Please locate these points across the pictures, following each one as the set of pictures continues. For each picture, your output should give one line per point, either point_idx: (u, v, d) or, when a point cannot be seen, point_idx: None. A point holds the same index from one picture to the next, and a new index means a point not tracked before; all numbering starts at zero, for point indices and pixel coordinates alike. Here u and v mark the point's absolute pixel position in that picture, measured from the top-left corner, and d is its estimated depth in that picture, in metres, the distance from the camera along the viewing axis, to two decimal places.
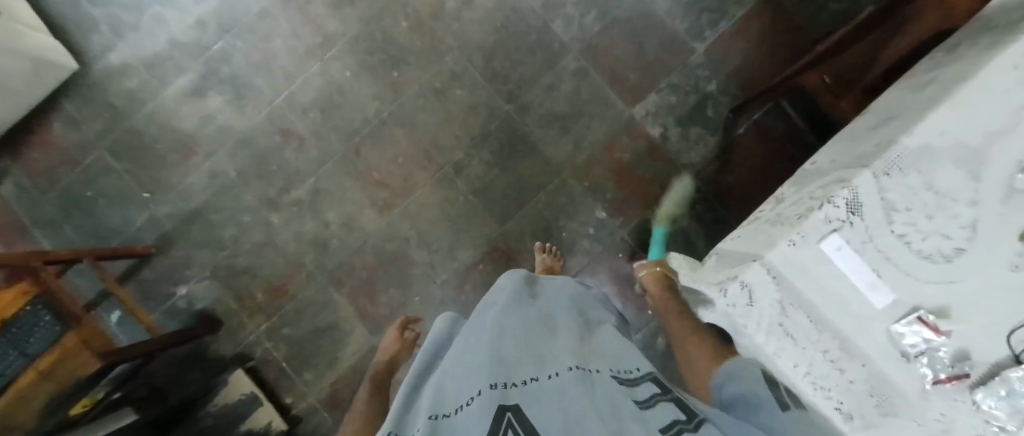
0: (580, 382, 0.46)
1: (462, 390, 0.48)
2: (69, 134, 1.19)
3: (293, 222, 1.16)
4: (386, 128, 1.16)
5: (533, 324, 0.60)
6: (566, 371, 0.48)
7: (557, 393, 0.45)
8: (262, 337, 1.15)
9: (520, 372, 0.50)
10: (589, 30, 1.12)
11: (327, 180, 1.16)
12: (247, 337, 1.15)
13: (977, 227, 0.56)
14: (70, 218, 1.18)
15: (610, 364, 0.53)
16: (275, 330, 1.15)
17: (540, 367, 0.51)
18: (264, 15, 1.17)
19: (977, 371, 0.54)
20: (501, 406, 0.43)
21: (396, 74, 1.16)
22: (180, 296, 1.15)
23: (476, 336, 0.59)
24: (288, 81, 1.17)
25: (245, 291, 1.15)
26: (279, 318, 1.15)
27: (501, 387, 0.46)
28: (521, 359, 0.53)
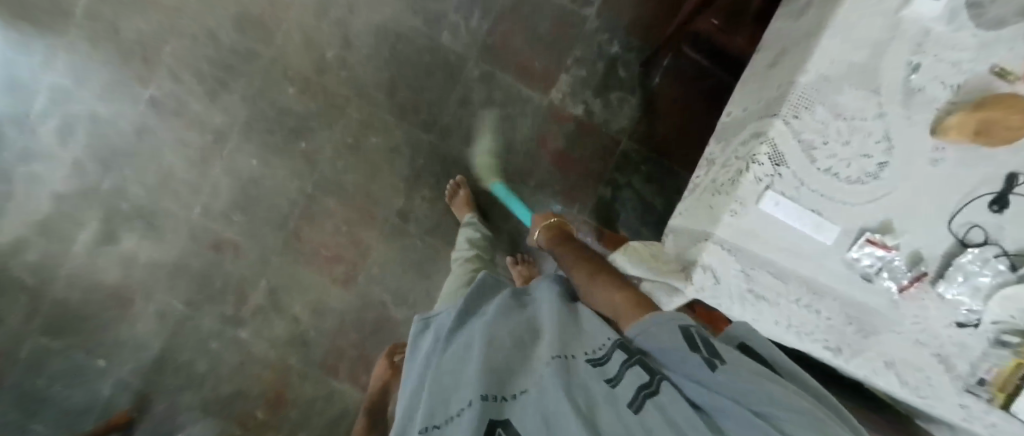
0: (561, 378, 0.45)
1: (454, 400, 0.49)
2: None
3: (263, 329, 1.12)
4: (317, 202, 1.11)
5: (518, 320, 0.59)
6: (545, 369, 0.47)
7: (539, 400, 0.45)
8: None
9: (509, 378, 0.50)
10: (479, 31, 1.06)
11: (280, 275, 1.11)
12: None
13: (892, 137, 0.55)
14: (34, 414, 1.10)
15: (589, 340, 0.51)
16: None
17: (527, 370, 0.50)
18: (142, 133, 1.07)
19: (932, 267, 0.55)
20: (490, 422, 0.45)
21: (305, 144, 1.09)
22: None
23: (462, 340, 0.58)
24: (199, 192, 1.09)
25: (244, 415, 1.11)
26: (289, 425, 1.12)
27: (492, 399, 0.47)
28: (507, 361, 0.52)
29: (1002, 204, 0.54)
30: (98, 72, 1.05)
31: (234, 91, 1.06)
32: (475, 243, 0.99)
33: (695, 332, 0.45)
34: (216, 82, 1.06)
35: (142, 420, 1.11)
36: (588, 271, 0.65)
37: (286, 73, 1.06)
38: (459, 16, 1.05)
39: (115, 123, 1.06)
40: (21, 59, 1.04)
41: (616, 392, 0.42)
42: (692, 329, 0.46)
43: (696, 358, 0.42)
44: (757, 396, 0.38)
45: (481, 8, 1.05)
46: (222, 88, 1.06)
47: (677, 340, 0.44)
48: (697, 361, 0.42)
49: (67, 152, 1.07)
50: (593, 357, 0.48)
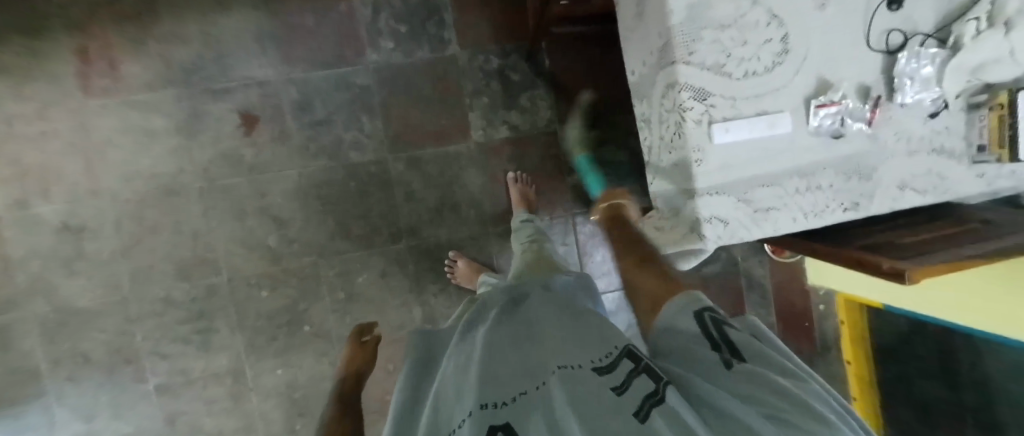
0: (564, 384, 0.38)
1: (454, 410, 0.41)
2: None
3: None
4: None
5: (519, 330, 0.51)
6: (551, 375, 0.40)
7: (545, 407, 0.38)
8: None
9: (510, 387, 0.42)
10: (378, 131, 1.05)
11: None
12: None
13: (777, 12, 0.56)
14: None
15: (596, 347, 0.43)
16: None
17: (528, 376, 0.43)
18: (171, 419, 1.06)
19: (879, 88, 0.58)
20: (490, 428, 0.36)
21: (309, 326, 1.08)
22: None
23: (461, 355, 0.50)
24: (253, 428, 1.09)
25: None
26: None
27: (491, 407, 0.39)
28: (507, 372, 0.44)
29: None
30: (98, 399, 1.03)
31: (220, 328, 1.05)
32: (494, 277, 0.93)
33: (711, 318, 0.40)
34: (200, 332, 1.05)
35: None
36: (626, 248, 0.58)
37: (250, 282, 1.05)
38: (353, 132, 1.04)
39: (143, 428, 1.05)
40: None
41: (624, 402, 0.34)
42: (711, 313, 0.40)
43: (711, 353, 0.37)
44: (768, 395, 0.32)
45: (365, 111, 1.04)
46: (208, 334, 1.05)
47: (692, 326, 0.39)
48: (712, 358, 0.37)
49: None
50: (601, 368, 0.40)
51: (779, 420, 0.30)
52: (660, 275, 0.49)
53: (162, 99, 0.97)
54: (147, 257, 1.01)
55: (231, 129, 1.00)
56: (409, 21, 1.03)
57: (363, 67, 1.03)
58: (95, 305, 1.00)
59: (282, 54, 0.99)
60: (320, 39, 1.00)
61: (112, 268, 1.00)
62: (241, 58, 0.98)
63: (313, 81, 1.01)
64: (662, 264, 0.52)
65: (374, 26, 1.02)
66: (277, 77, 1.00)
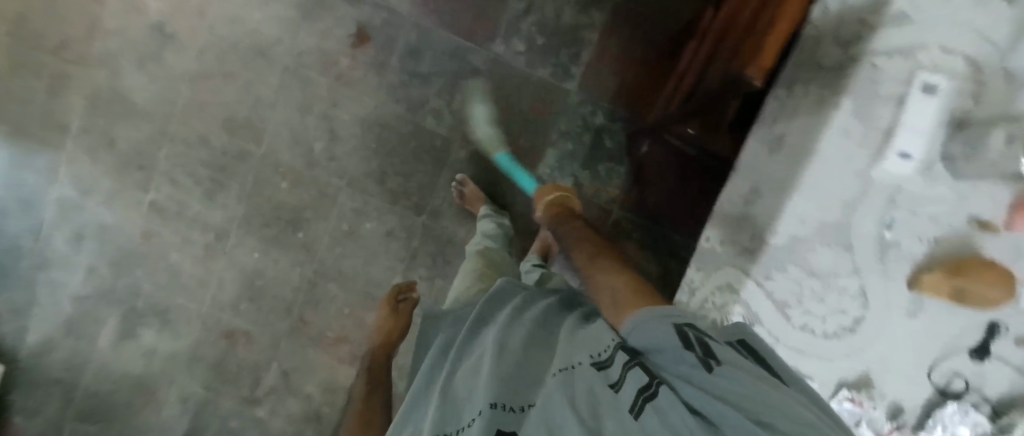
0: (566, 389, 0.38)
1: (465, 410, 0.43)
2: (35, 424, 1.14)
3: (279, 408, 1.14)
4: (318, 288, 1.10)
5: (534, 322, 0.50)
6: (554, 381, 0.39)
7: (545, 411, 0.37)
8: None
9: (520, 389, 0.41)
10: (462, 113, 1.04)
11: (291, 358, 1.13)
12: None
13: (868, 292, 0.53)
14: None
15: (593, 341, 0.43)
16: None
17: (538, 378, 0.42)
18: (148, 234, 1.08)
19: (911, 416, 0.55)
20: (498, 434, 0.38)
21: (303, 234, 1.08)
22: None
23: (474, 354, 0.49)
24: (207, 284, 1.10)
25: None
26: None
27: (501, 409, 0.39)
28: (518, 364, 0.44)
29: (983, 352, 0.52)
30: (101, 181, 1.06)
31: (230, 189, 1.07)
32: (491, 236, 0.93)
33: (689, 332, 0.37)
34: (212, 183, 1.06)
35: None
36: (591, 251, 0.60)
37: (278, 168, 1.06)
38: (441, 101, 1.04)
39: (120, 228, 1.08)
40: (26, 176, 1.05)
41: (617, 403, 0.34)
42: (687, 328, 0.38)
43: (690, 355, 0.35)
44: (756, 400, 0.30)
45: (462, 90, 1.03)
46: (218, 187, 1.07)
47: (674, 340, 0.37)
48: (690, 361, 0.35)
49: (81, 255, 1.09)
50: (598, 360, 0.40)
51: (772, 429, 0.28)
52: (637, 284, 0.48)
53: None
54: (209, 95, 1.03)
55: (341, 35, 1.01)
56: (548, 38, 1.02)
57: (483, 52, 1.02)
58: (143, 105, 1.03)
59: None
60: (462, 7, 1.01)
61: (176, 86, 1.03)
62: None
63: (434, 39, 1.02)
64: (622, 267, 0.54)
65: (515, 24, 1.01)
66: (407, 16, 1.01)
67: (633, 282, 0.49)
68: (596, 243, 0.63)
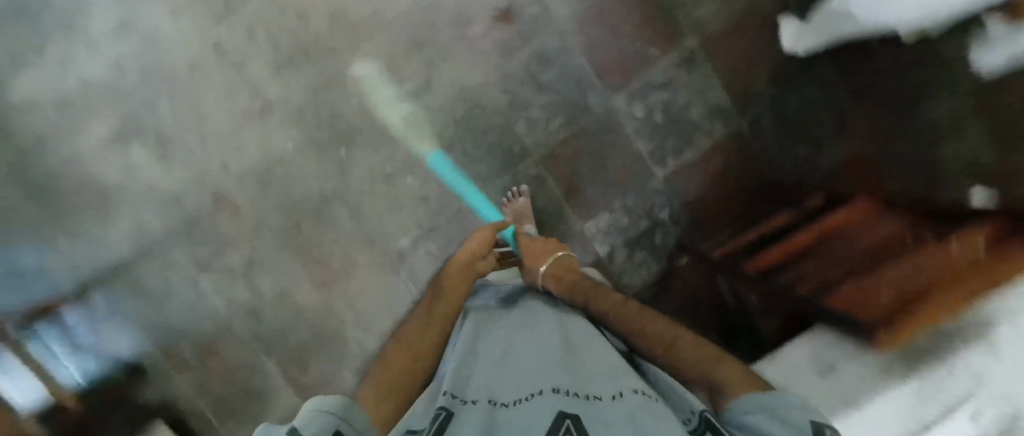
0: (643, 405, 0.38)
1: (521, 388, 0.44)
2: None
3: (225, 288, 1.05)
4: (329, 206, 1.04)
5: (594, 337, 0.55)
6: (631, 391, 0.41)
7: (618, 411, 0.38)
8: (204, 410, 1.08)
9: (588, 384, 0.43)
10: (553, 136, 1.02)
11: (264, 253, 1.05)
12: (175, 390, 1.07)
13: None
14: None
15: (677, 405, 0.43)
16: (205, 388, 1.07)
17: (607, 379, 0.44)
18: (195, 66, 0.99)
19: None
20: (559, 413, 0.38)
21: (345, 153, 1.03)
22: (109, 351, 1.04)
23: (534, 341, 0.54)
24: (225, 142, 1.02)
25: (171, 346, 1.06)
26: (208, 376, 1.07)
27: (565, 394, 0.41)
28: (584, 367, 0.47)
29: None
30: None
31: (301, 73, 1.00)
32: None
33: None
34: (288, 57, 1.00)
35: (75, 324, 1.03)
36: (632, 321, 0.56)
37: (358, 84, 1.01)
38: (541, 114, 1.01)
39: (171, 43, 0.98)
40: None
41: None
42: (827, 430, 0.34)
43: None
44: None
45: (566, 116, 1.02)
46: (289, 64, 1.00)
47: (788, 431, 0.34)
48: None
49: (115, 45, 0.98)
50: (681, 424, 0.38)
51: None
52: (715, 357, 0.46)
53: None
54: None
55: (490, 3, 0.98)
56: (666, 120, 1.02)
57: (604, 96, 1.01)
58: None
59: (581, 18, 0.98)
60: (611, 45, 0.99)
61: None
62: None
63: (569, 58, 0.99)
64: (690, 340, 0.49)
65: (647, 89, 1.00)
66: (560, 21, 0.98)
67: (707, 349, 0.47)
68: (621, 307, 0.59)
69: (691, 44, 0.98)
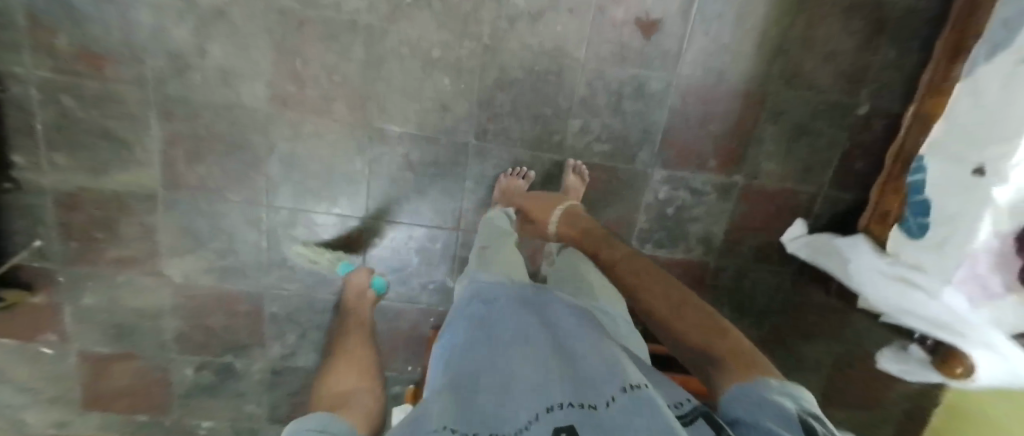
0: (645, 406, 0.36)
1: (514, 408, 0.39)
2: None
3: (165, 12, 0.80)
4: (351, 35, 0.86)
5: (572, 323, 0.53)
6: (622, 392, 0.38)
7: (618, 420, 0.35)
8: (33, 120, 0.83)
9: (583, 393, 0.40)
10: (589, 155, 1.00)
11: (242, 18, 0.82)
12: (9, 66, 0.79)
13: None
14: None
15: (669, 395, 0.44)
16: (53, 92, 0.81)
17: (601, 380, 0.41)
18: None
19: None
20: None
21: (409, 3, 0.86)
22: None
23: (514, 334, 0.50)
24: None
25: (45, 18, 0.78)
26: (70, 85, 0.81)
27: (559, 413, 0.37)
28: (575, 370, 0.44)
29: None
30: None
31: None
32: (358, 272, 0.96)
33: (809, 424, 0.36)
34: None
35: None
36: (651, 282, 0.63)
37: None
38: (597, 130, 0.98)
39: None
40: None
41: None
42: (807, 418, 0.37)
43: None
44: None
45: (612, 149, 1.00)
46: None
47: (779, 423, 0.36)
48: None
49: None
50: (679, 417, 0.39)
51: None
52: (718, 335, 0.52)
53: None
54: None
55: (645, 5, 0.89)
56: (673, 216, 1.06)
57: (651, 160, 1.01)
58: None
59: (694, 87, 0.95)
60: (692, 129, 0.99)
61: None
62: (707, 44, 0.92)
63: (658, 108, 0.97)
64: (708, 314, 0.56)
65: (682, 183, 1.03)
66: (679, 73, 0.94)
67: (717, 326, 0.53)
68: (651, 273, 0.65)
69: (738, 179, 1.03)
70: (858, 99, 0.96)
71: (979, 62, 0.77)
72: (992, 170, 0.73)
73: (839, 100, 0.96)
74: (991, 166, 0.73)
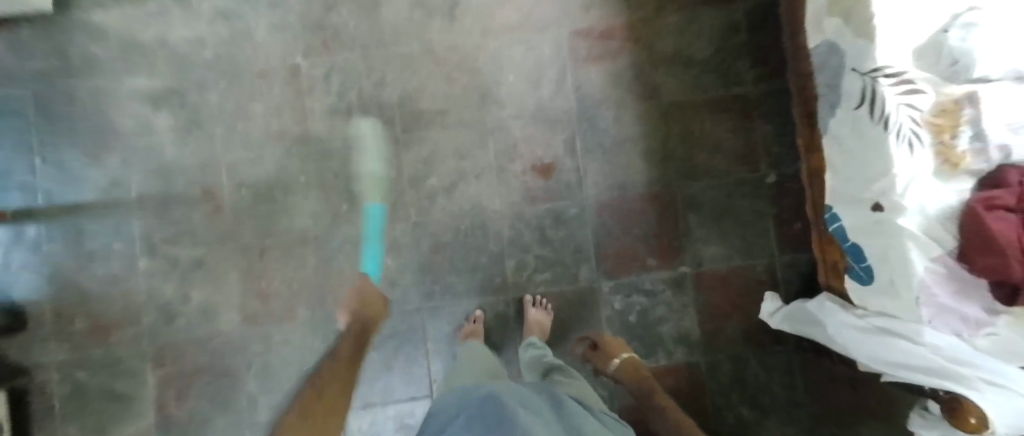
0: None
1: None
2: (5, 54, 1.01)
3: (158, 276, 1.01)
4: (303, 247, 1.03)
5: (561, 429, 0.56)
6: None
7: None
8: (53, 395, 0.98)
9: None
10: (533, 287, 1.05)
11: (215, 261, 1.02)
12: (40, 354, 0.98)
13: None
14: None
15: None
16: (71, 365, 0.98)
17: None
18: (264, 75, 1.04)
19: None
20: None
21: (345, 209, 1.04)
22: (9, 280, 0.99)
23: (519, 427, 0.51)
24: (246, 150, 1.04)
25: (68, 308, 0.99)
26: (84, 355, 0.99)
27: None
28: None
29: None
30: (288, 13, 1.04)
31: (349, 126, 1.05)
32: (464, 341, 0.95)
33: None
34: (347, 109, 1.05)
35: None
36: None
37: (392, 160, 1.05)
38: (533, 263, 1.05)
39: (256, 49, 1.03)
40: None
41: None
42: None
43: None
44: None
45: (553, 276, 1.05)
46: (344, 114, 1.05)
47: None
48: None
49: (208, 27, 1.03)
50: None
51: None
52: None
53: (566, 94, 1.05)
54: (421, 72, 1.05)
55: (536, 153, 1.05)
56: (638, 322, 1.05)
57: (593, 276, 1.05)
58: (383, 20, 1.04)
59: (605, 203, 1.05)
60: (619, 237, 1.05)
61: (410, 40, 1.04)
62: (601, 167, 1.05)
63: (581, 229, 1.05)
64: None
65: (633, 288, 1.05)
66: (586, 197, 1.05)
67: None
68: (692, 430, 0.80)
69: (686, 270, 1.05)
70: (760, 170, 1.03)
71: (829, 118, 0.85)
72: (888, 203, 0.74)
73: (744, 176, 1.03)
74: (887, 198, 0.74)
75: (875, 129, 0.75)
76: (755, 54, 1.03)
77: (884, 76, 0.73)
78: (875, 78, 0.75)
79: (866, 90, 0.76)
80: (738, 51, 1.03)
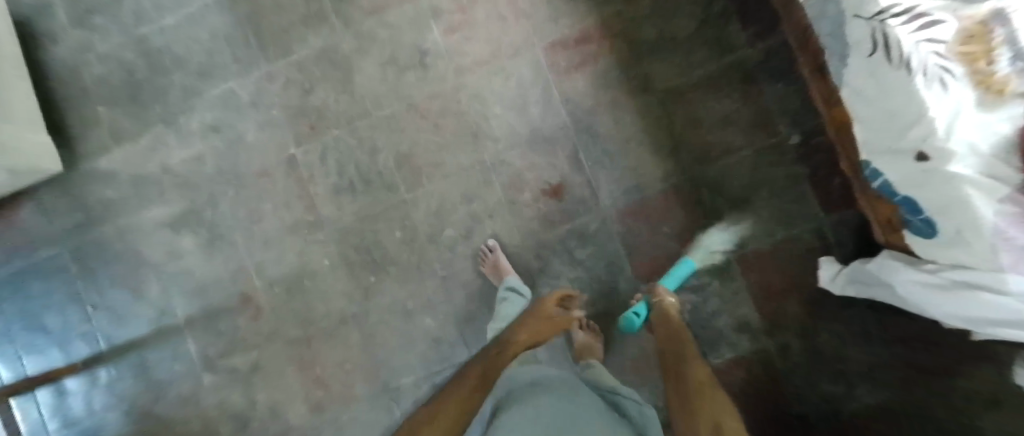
0: None
1: None
2: (40, 220, 1.09)
3: (223, 387, 1.06)
4: (345, 327, 1.05)
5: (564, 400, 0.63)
6: None
7: None
8: None
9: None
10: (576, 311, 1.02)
11: (270, 361, 1.06)
12: None
13: None
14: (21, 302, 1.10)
15: None
16: None
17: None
18: (264, 173, 1.05)
19: None
20: None
21: (373, 280, 1.05)
22: (101, 422, 1.07)
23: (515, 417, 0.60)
24: (267, 249, 1.06)
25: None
26: None
27: None
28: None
29: None
30: (270, 107, 1.04)
31: (356, 201, 1.05)
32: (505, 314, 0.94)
33: None
34: (349, 184, 1.05)
35: (72, 390, 1.09)
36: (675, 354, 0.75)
37: (405, 221, 1.04)
38: (570, 287, 1.02)
39: (251, 150, 1.05)
40: (224, 53, 1.04)
41: None
42: None
43: None
44: None
45: (593, 295, 1.01)
46: (349, 190, 1.05)
47: None
48: None
49: (202, 143, 1.05)
50: None
51: None
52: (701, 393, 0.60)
53: (558, 110, 1.01)
54: (410, 127, 1.03)
55: (543, 178, 1.02)
56: (692, 321, 1.00)
57: (633, 285, 1.00)
58: (359, 90, 1.03)
59: (626, 209, 1.01)
60: (649, 241, 1.00)
61: (392, 100, 1.03)
62: (613, 173, 1.01)
63: (609, 242, 1.01)
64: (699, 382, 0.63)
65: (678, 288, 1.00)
66: (606, 207, 1.01)
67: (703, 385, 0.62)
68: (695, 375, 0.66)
69: (728, 255, 0.99)
70: (781, 133, 0.96)
71: (841, 70, 0.78)
72: (932, 151, 0.67)
73: (765, 144, 0.97)
74: (930, 146, 0.67)
75: (896, 74, 0.68)
76: (744, 15, 0.97)
77: (891, 17, 0.67)
78: (882, 21, 0.68)
79: (876, 35, 0.69)
80: (722, 17, 0.97)
